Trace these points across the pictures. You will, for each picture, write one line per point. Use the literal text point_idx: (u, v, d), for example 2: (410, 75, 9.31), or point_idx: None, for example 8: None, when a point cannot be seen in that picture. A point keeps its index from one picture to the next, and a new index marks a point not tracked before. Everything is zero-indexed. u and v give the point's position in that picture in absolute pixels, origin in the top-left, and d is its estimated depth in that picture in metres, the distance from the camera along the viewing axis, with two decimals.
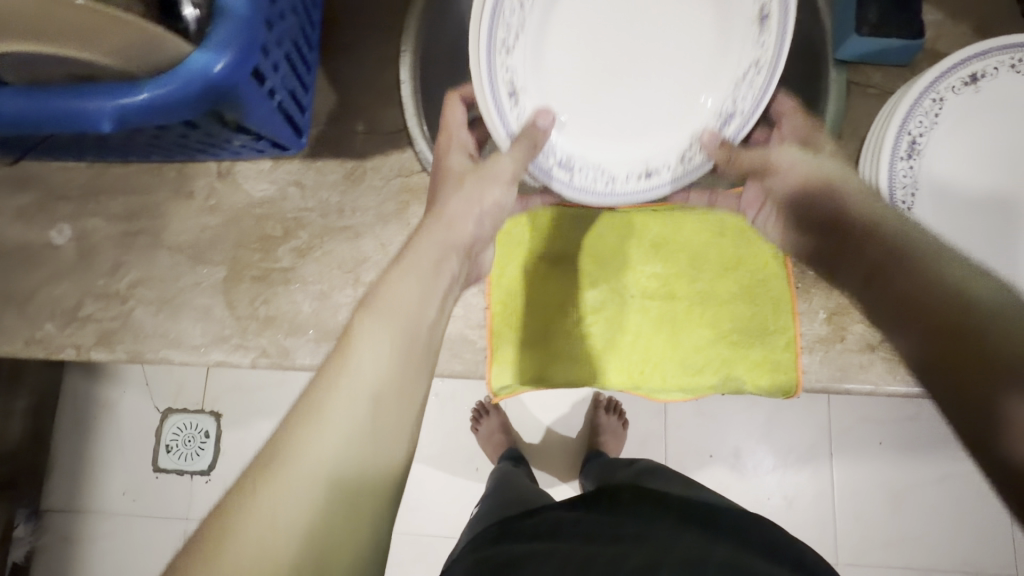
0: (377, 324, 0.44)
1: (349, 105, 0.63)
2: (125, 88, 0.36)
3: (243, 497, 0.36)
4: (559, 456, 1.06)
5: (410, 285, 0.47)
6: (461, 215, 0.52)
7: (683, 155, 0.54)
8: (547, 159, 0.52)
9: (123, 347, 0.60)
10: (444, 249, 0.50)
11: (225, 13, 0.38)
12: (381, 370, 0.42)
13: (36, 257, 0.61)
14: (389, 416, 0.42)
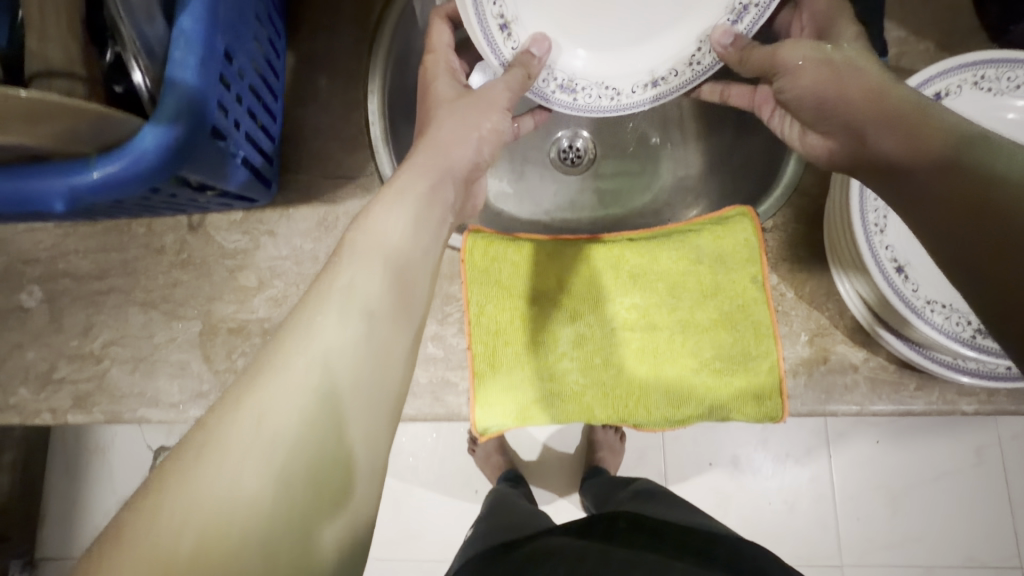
0: (359, 255, 0.38)
1: (320, 152, 0.63)
2: (77, 168, 0.36)
3: (207, 438, 0.30)
4: (557, 472, 0.97)
5: (396, 215, 0.41)
6: (457, 139, 0.49)
7: (693, 59, 0.53)
8: (547, 83, 0.54)
9: (100, 409, 0.59)
10: (440, 174, 0.46)
11: (173, 86, 0.37)
12: (363, 304, 0.36)
13: (7, 321, 0.61)
14: (371, 361, 0.35)
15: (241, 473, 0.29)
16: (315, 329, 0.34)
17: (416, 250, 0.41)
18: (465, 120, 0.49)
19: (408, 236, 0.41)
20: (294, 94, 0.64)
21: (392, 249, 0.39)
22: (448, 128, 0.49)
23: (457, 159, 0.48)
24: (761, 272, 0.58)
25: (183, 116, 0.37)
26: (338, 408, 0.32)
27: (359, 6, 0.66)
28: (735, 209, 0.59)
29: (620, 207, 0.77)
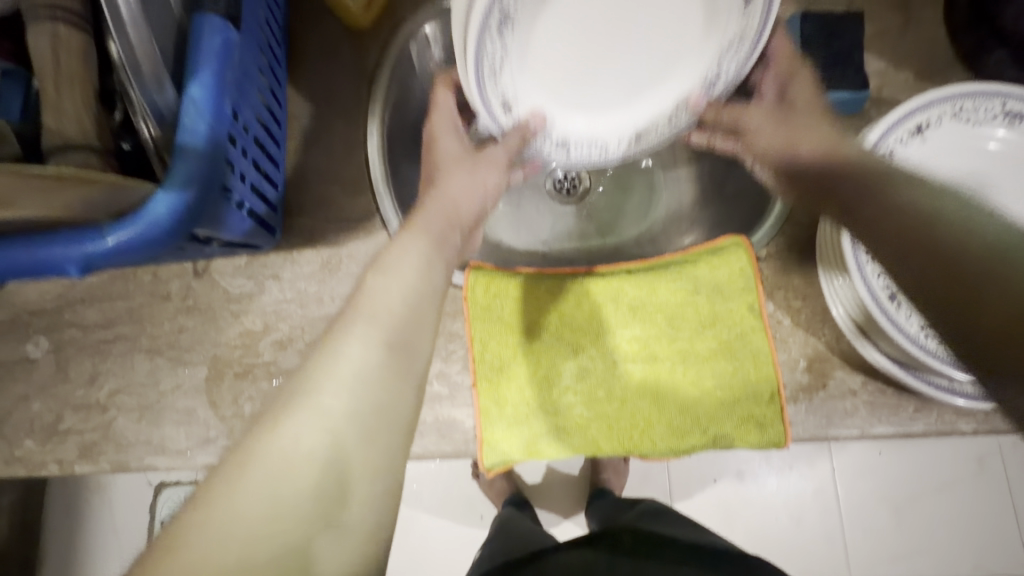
0: (381, 289, 0.39)
1: (322, 196, 0.64)
2: (89, 235, 0.37)
3: (222, 479, 0.31)
4: (560, 493, 0.96)
5: (415, 246, 0.43)
6: (461, 198, 0.49)
7: (671, 117, 0.52)
8: (545, 145, 0.54)
9: (107, 458, 0.60)
10: (447, 218, 0.46)
11: (185, 152, 0.38)
12: (382, 334, 0.37)
13: (12, 373, 0.61)
14: (390, 392, 0.36)
15: (265, 496, 0.31)
16: (340, 360, 0.35)
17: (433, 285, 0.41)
18: (466, 176, 0.50)
19: (421, 274, 0.41)
20: (296, 139, 0.65)
21: (414, 278, 0.41)
22: (457, 185, 0.49)
23: (464, 210, 0.49)
24: (758, 301, 0.59)
25: (195, 181, 0.38)
26: (360, 437, 0.34)
27: (357, 53, 0.68)
28: (730, 239, 0.60)
29: (616, 235, 0.79)
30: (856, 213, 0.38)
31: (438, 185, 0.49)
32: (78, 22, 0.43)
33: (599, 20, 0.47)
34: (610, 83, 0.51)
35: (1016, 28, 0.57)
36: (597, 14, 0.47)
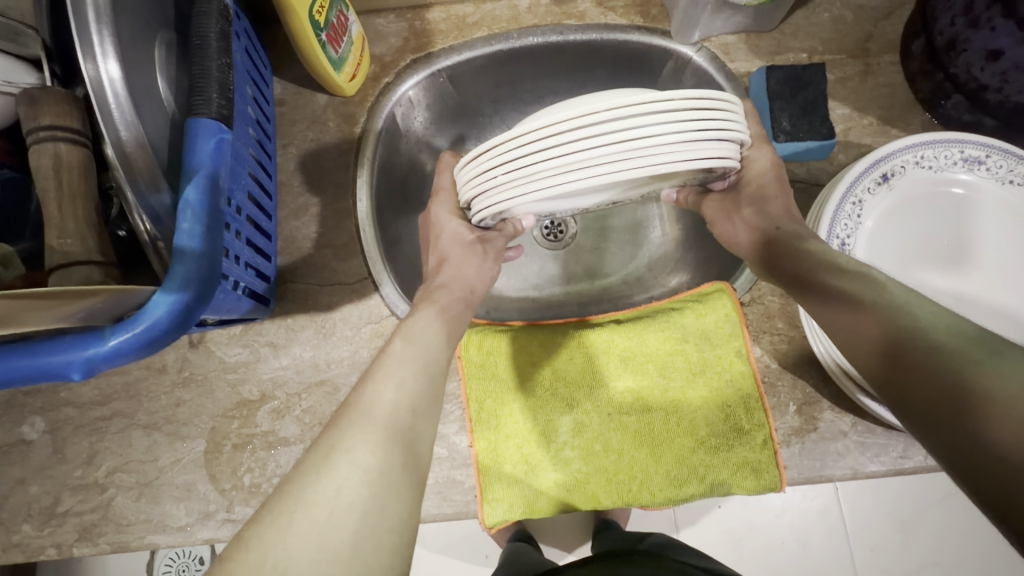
0: (397, 365, 0.45)
1: (314, 262, 0.66)
2: (92, 339, 0.37)
3: (279, 528, 0.33)
4: (564, 529, 0.97)
5: (427, 323, 0.51)
6: (473, 280, 0.58)
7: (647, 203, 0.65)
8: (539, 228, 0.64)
9: (106, 539, 0.59)
10: (462, 303, 0.56)
11: (184, 253, 0.40)
12: (414, 403, 0.43)
13: (7, 457, 0.61)
14: (409, 458, 0.40)
15: (309, 544, 0.33)
16: (354, 428, 0.39)
17: (433, 375, 0.47)
18: (477, 264, 0.58)
19: (427, 357, 0.47)
20: (287, 208, 0.67)
21: (416, 359, 0.46)
22: (468, 267, 0.58)
23: (477, 287, 0.58)
24: (746, 346, 0.61)
25: (193, 281, 0.39)
26: (384, 496, 0.37)
27: (343, 121, 0.70)
28: (713, 286, 0.63)
29: (604, 278, 0.81)
30: (806, 283, 0.46)
31: (454, 270, 0.57)
32: (76, 137, 0.43)
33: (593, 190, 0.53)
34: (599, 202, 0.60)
35: (969, 76, 0.59)
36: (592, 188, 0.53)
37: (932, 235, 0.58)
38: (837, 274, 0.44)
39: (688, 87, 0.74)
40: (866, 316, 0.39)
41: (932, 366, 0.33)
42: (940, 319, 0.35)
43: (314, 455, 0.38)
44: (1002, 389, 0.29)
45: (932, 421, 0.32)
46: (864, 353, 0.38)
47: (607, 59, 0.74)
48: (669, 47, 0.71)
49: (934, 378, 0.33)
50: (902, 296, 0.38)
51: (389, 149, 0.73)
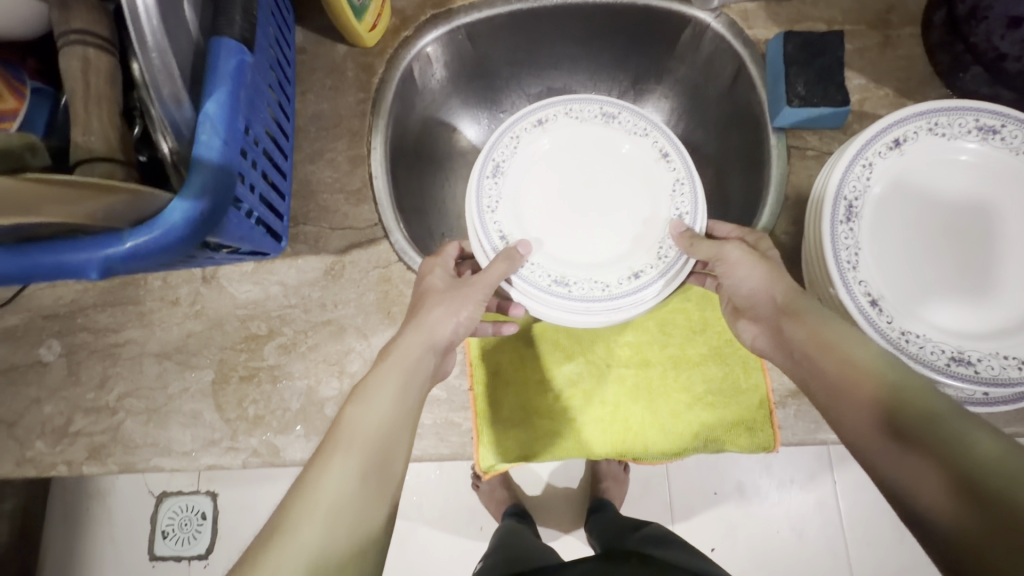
0: (368, 399, 0.48)
1: (326, 206, 0.67)
2: (108, 240, 0.39)
3: (290, 528, 0.39)
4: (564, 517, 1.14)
5: (409, 351, 0.52)
6: (440, 320, 0.54)
7: (660, 254, 0.60)
8: (542, 276, 0.59)
9: (115, 460, 0.61)
10: (448, 312, 0.54)
11: (200, 164, 0.41)
12: (383, 423, 0.47)
13: (23, 376, 0.63)
14: (379, 478, 0.44)
15: (310, 549, 0.38)
16: (337, 462, 0.43)
17: (405, 411, 0.48)
18: (450, 305, 0.54)
19: (398, 385, 0.49)
20: (303, 152, 0.68)
21: (398, 371, 0.50)
22: (436, 313, 0.54)
23: (439, 336, 0.54)
24: None
25: (208, 191, 0.41)
26: (360, 505, 0.42)
27: (361, 71, 0.71)
28: None
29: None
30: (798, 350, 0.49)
31: (423, 311, 0.55)
32: (104, 44, 0.45)
33: (568, 187, 0.66)
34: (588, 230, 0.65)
35: (989, 46, 0.58)
36: (565, 189, 0.66)
37: (934, 210, 0.58)
38: (827, 336, 0.47)
39: (705, 54, 0.75)
40: (855, 387, 0.43)
41: (930, 425, 0.38)
42: (912, 381, 0.41)
43: (315, 470, 0.43)
44: (985, 458, 0.35)
45: (925, 484, 0.36)
46: (864, 416, 0.42)
47: (626, 23, 0.76)
48: (687, 13, 0.72)
49: (916, 439, 0.38)
50: (863, 355, 0.44)
51: (405, 103, 0.74)
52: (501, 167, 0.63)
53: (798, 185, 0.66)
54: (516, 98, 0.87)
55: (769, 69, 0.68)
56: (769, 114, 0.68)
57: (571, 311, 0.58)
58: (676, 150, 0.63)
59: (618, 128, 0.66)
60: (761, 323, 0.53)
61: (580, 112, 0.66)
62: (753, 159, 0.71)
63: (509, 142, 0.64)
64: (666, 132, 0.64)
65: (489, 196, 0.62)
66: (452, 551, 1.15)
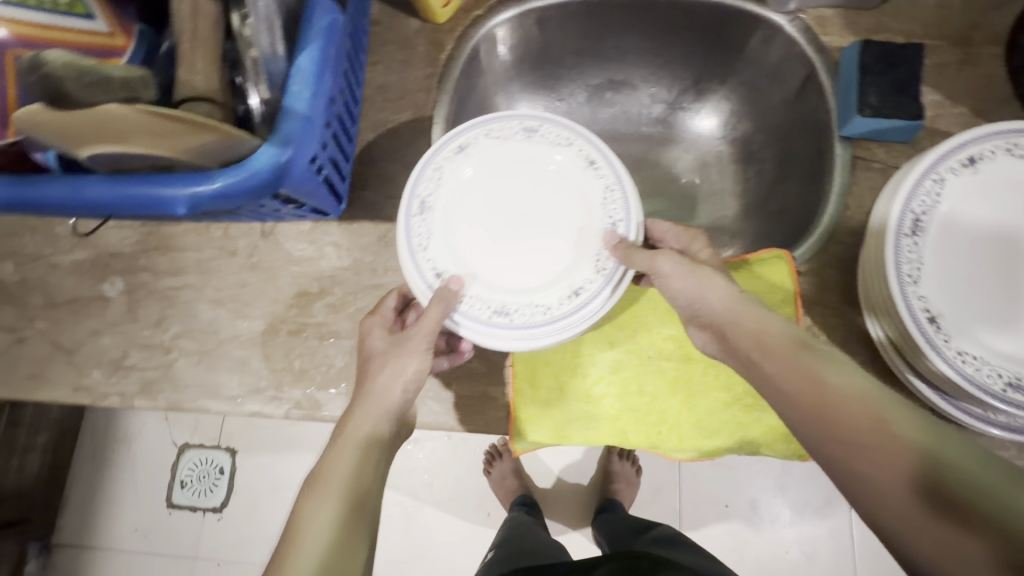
0: (340, 450, 0.49)
1: (385, 174, 0.69)
2: (198, 177, 0.41)
3: None
4: (566, 500, 1.39)
5: (362, 422, 0.51)
6: (389, 381, 0.53)
7: (599, 265, 0.55)
8: (481, 308, 0.54)
9: (164, 396, 0.64)
10: (397, 369, 0.53)
11: (290, 112, 0.43)
12: (354, 469, 0.48)
13: (86, 308, 0.67)
14: (357, 518, 0.45)
15: None
16: (315, 508, 0.45)
17: (371, 475, 0.48)
18: (396, 364, 0.53)
19: (364, 433, 0.50)
20: (367, 121, 0.70)
21: (364, 420, 0.51)
22: (383, 374, 0.53)
23: (388, 398, 0.52)
24: (796, 313, 0.61)
25: (295, 139, 0.42)
26: (341, 548, 0.43)
27: (430, 46, 0.73)
28: (771, 252, 0.63)
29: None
30: (752, 361, 0.46)
31: (371, 376, 0.54)
32: None
33: (499, 213, 0.59)
34: (531, 251, 0.58)
35: None
36: (499, 210, 0.60)
37: (999, 235, 0.56)
38: (772, 347, 0.45)
39: (775, 58, 0.74)
40: (821, 404, 0.41)
41: (909, 450, 0.36)
42: (871, 389, 0.40)
43: (292, 524, 0.44)
44: (978, 482, 0.34)
45: (925, 517, 0.34)
46: (838, 436, 0.39)
47: (696, 21, 0.76)
48: (761, 15, 0.71)
49: (902, 466, 0.36)
50: (817, 362, 0.43)
51: (469, 82, 0.76)
52: (428, 202, 0.58)
53: (860, 195, 0.65)
54: (575, 88, 0.88)
55: (841, 78, 0.67)
56: (836, 123, 0.67)
57: (512, 343, 0.53)
58: (601, 157, 0.58)
59: (542, 141, 0.60)
60: (708, 328, 0.51)
61: (500, 130, 0.60)
62: (814, 168, 0.70)
63: (433, 174, 0.59)
64: (590, 138, 0.59)
65: (419, 229, 0.57)
66: (459, 533, 1.38)
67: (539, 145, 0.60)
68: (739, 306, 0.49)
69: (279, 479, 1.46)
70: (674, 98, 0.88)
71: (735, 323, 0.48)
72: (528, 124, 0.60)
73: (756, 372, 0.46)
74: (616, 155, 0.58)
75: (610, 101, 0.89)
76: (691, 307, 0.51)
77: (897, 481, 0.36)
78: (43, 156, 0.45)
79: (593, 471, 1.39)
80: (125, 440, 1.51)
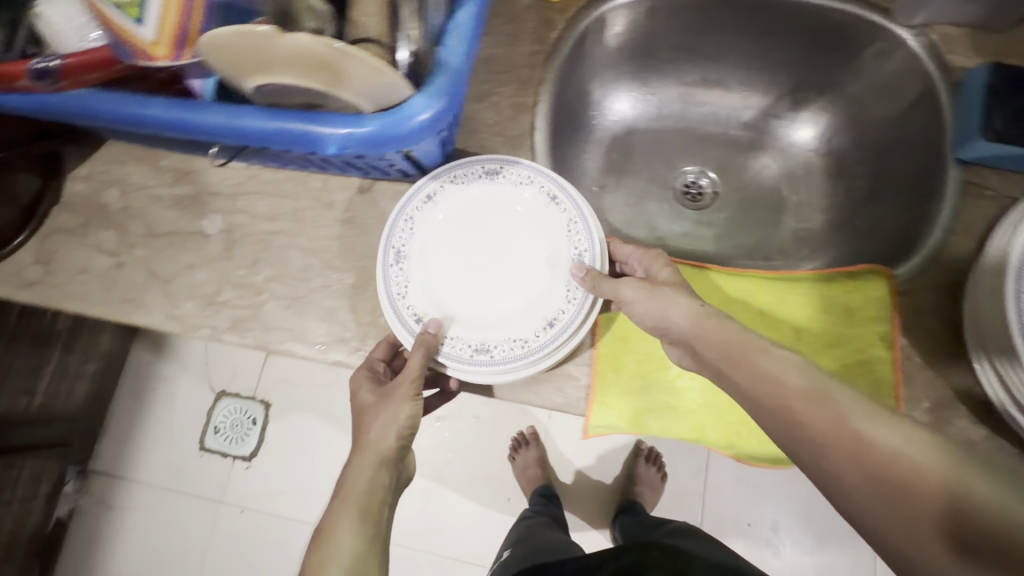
0: (347, 491, 0.54)
1: (484, 144, 0.69)
2: (354, 120, 0.42)
3: None
4: (587, 497, 1.39)
5: (359, 479, 0.55)
6: (381, 433, 0.56)
7: (569, 297, 0.59)
8: (462, 348, 0.59)
9: (252, 335, 0.65)
10: (388, 420, 0.57)
11: (445, 66, 0.43)
12: (362, 506, 0.53)
13: (183, 242, 0.68)
14: (370, 548, 0.52)
15: None
16: (331, 544, 0.51)
17: (379, 508, 0.54)
18: (388, 413, 0.57)
19: (366, 475, 0.55)
20: (472, 91, 0.71)
21: (365, 463, 0.56)
22: (374, 428, 0.57)
23: (384, 447, 0.56)
24: (891, 332, 0.60)
25: (447, 93, 0.43)
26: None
27: (542, 23, 0.72)
28: (868, 267, 0.62)
29: (729, 245, 0.85)
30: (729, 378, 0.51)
31: (364, 432, 0.57)
32: None
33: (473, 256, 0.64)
34: (507, 287, 0.62)
35: None
36: (470, 252, 0.64)
37: None
38: (751, 363, 0.50)
39: (891, 71, 0.72)
40: (800, 420, 0.46)
41: (886, 459, 0.42)
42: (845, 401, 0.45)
43: (314, 557, 0.51)
44: (949, 484, 0.40)
45: (907, 520, 0.40)
46: (820, 452, 0.45)
47: (811, 27, 0.74)
48: (884, 26, 0.69)
49: (880, 476, 0.42)
50: (790, 375, 0.48)
51: (573, 63, 0.75)
52: (404, 251, 0.62)
53: (970, 220, 0.63)
54: (668, 82, 0.87)
55: (964, 99, 0.65)
56: (952, 144, 0.65)
57: (496, 377, 0.58)
58: (562, 192, 0.62)
59: (504, 182, 0.64)
60: (680, 345, 0.56)
61: (463, 176, 0.64)
62: (921, 188, 0.69)
63: (405, 225, 0.63)
64: (549, 174, 0.63)
65: (397, 279, 0.61)
66: (479, 515, 1.39)
67: (500, 186, 0.64)
68: (703, 322, 0.54)
69: (308, 438, 1.48)
70: (768, 105, 0.86)
71: (702, 338, 0.53)
72: (489, 167, 0.64)
73: (732, 386, 0.51)
74: (571, 184, 0.62)
75: (701, 99, 0.88)
76: (660, 327, 0.55)
77: (918, 525, 0.40)
78: (202, 84, 0.47)
79: (616, 471, 1.39)
80: (164, 381, 1.54)
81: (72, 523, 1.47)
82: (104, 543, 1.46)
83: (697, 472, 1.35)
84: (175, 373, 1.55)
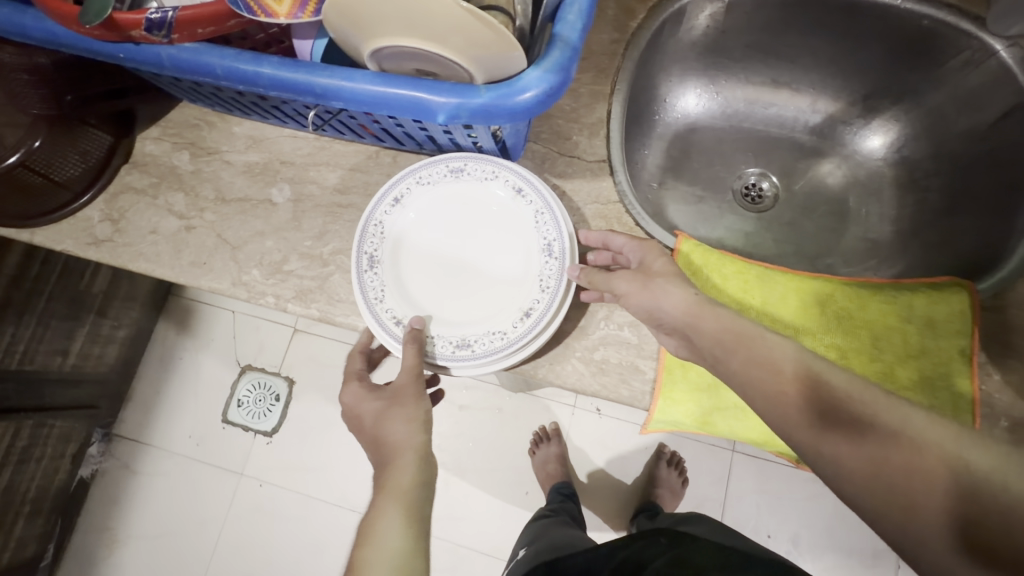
0: (386, 484, 0.52)
1: (558, 131, 0.68)
2: (470, 91, 0.42)
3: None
4: (609, 498, 1.37)
5: (395, 473, 0.52)
6: (408, 426, 0.55)
7: (542, 286, 0.57)
8: (444, 345, 0.57)
9: (317, 306, 0.65)
10: (412, 416, 0.55)
11: (560, 42, 0.42)
12: (406, 491, 0.51)
13: (252, 209, 0.68)
14: (416, 534, 0.49)
15: None
16: (380, 528, 0.49)
17: (420, 501, 0.51)
18: (407, 410, 0.55)
19: (406, 465, 0.52)
20: None
21: (405, 456, 0.53)
22: (397, 430, 0.55)
23: (414, 441, 0.54)
24: (972, 346, 0.58)
25: (559, 69, 0.42)
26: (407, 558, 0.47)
27: (621, 12, 0.72)
28: (952, 281, 0.61)
29: (788, 250, 0.84)
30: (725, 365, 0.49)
31: (387, 435, 0.55)
32: None
33: (444, 257, 0.61)
34: (483, 284, 0.60)
35: None
36: (441, 253, 0.62)
37: None
38: (748, 347, 0.48)
39: (973, 84, 0.71)
40: (815, 410, 0.44)
41: (905, 444, 0.41)
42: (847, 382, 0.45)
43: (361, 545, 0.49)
44: (974, 465, 0.40)
45: (935, 505, 0.39)
46: (838, 441, 0.43)
47: (895, 33, 0.73)
48: (976, 35, 0.68)
49: (902, 461, 0.41)
50: (787, 357, 0.47)
51: (649, 54, 0.75)
52: (379, 256, 0.60)
53: None
54: (735, 82, 0.86)
55: None
56: None
57: (478, 373, 0.57)
58: (527, 184, 0.60)
59: (468, 180, 0.62)
60: (673, 334, 0.54)
61: (429, 177, 0.62)
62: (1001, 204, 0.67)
63: (377, 230, 0.61)
64: (513, 167, 0.60)
65: (371, 282, 0.59)
66: (499, 508, 1.38)
67: (463, 183, 0.62)
68: (695, 309, 0.51)
69: (329, 417, 1.45)
70: (836, 111, 0.85)
71: (700, 326, 0.51)
72: (451, 164, 0.62)
73: (724, 371, 0.49)
74: (535, 175, 0.60)
75: (767, 101, 0.87)
76: (653, 317, 0.53)
77: (947, 510, 0.39)
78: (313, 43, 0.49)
79: (638, 471, 1.37)
80: (191, 350, 1.52)
81: (93, 483, 1.45)
82: (122, 506, 1.44)
83: (718, 480, 1.33)
84: (201, 343, 1.52)
